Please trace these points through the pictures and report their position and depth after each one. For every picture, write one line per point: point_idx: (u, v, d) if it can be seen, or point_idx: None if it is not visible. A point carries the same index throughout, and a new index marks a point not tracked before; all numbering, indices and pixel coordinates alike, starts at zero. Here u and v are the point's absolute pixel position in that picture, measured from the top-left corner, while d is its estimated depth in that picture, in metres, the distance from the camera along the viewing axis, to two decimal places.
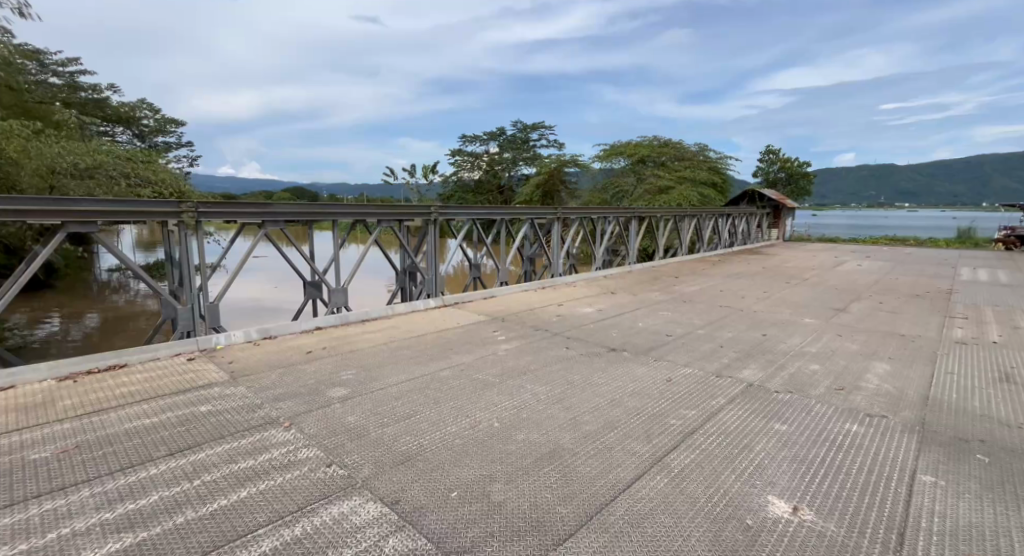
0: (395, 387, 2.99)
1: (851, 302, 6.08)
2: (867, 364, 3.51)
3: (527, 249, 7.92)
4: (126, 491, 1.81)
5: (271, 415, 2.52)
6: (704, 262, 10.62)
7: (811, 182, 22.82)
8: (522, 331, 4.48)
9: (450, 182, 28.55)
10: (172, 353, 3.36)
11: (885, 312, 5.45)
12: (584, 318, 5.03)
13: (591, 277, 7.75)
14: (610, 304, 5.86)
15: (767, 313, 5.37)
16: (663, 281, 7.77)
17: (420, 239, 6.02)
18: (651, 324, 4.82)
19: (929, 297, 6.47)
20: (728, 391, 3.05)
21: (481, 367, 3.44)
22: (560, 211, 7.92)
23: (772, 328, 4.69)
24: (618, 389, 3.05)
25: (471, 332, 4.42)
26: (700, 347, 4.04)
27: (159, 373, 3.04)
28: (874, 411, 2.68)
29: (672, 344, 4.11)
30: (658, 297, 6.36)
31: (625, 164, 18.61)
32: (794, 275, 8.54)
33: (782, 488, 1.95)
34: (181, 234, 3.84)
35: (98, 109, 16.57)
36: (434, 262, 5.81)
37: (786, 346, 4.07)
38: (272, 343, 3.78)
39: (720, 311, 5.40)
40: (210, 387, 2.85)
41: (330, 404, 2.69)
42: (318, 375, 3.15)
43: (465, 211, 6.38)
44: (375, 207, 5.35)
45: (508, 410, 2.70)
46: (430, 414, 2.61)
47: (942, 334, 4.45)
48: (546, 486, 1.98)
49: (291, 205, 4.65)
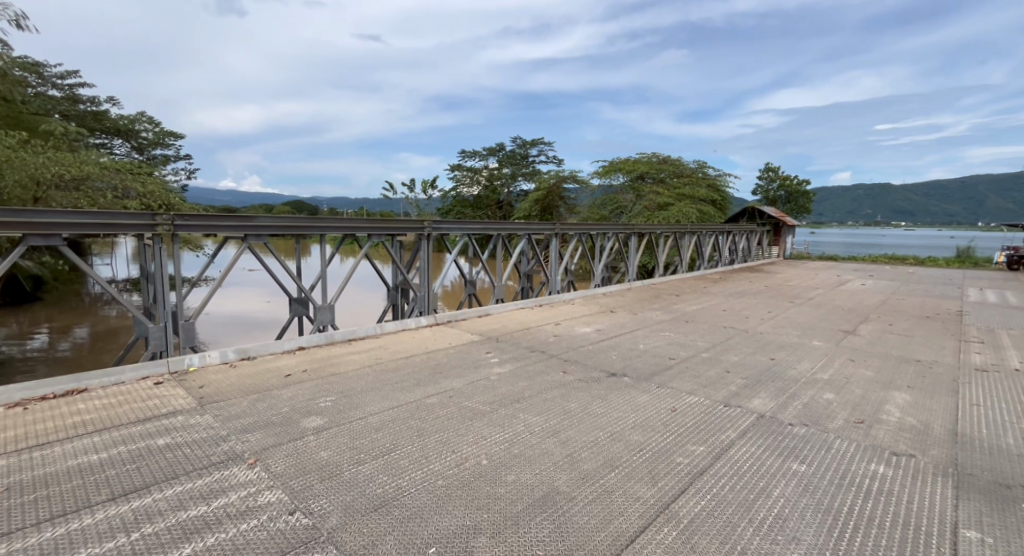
0: (376, 417, 2.75)
1: (860, 324, 5.86)
2: (886, 394, 3.29)
3: (525, 266, 7.70)
4: (52, 547, 1.57)
5: (235, 449, 2.27)
6: (704, 280, 10.46)
7: (811, 200, 22.82)
8: (517, 352, 4.24)
9: (450, 198, 28.55)
10: (139, 376, 3.12)
11: (896, 335, 5.23)
12: (583, 339, 4.79)
13: (590, 295, 7.55)
14: (609, 323, 5.64)
15: (773, 335, 5.16)
16: (663, 300, 7.56)
17: (413, 255, 5.78)
18: (653, 346, 4.59)
19: (938, 318, 6.28)
20: (738, 423, 2.81)
21: (471, 394, 3.19)
22: (557, 227, 7.72)
23: (779, 351, 4.46)
24: (619, 421, 2.81)
25: (463, 353, 4.19)
26: (705, 372, 3.81)
27: (121, 399, 2.79)
28: (900, 449, 2.45)
29: (675, 368, 3.88)
30: (660, 316, 6.14)
31: (624, 181, 18.57)
32: (798, 295, 8.35)
33: (809, 546, 1.72)
34: (155, 249, 3.58)
35: (96, 122, 16.33)
36: (427, 278, 5.59)
37: (797, 373, 3.84)
38: (249, 365, 3.53)
39: (725, 332, 5.18)
40: (173, 415, 2.59)
41: (303, 437, 2.45)
42: (293, 402, 2.90)
43: (460, 225, 6.16)
44: (366, 222, 5.12)
45: (498, 444, 2.46)
46: (412, 449, 2.37)
47: (959, 360, 4.24)
48: (538, 540, 1.74)
49: (274, 217, 4.40)
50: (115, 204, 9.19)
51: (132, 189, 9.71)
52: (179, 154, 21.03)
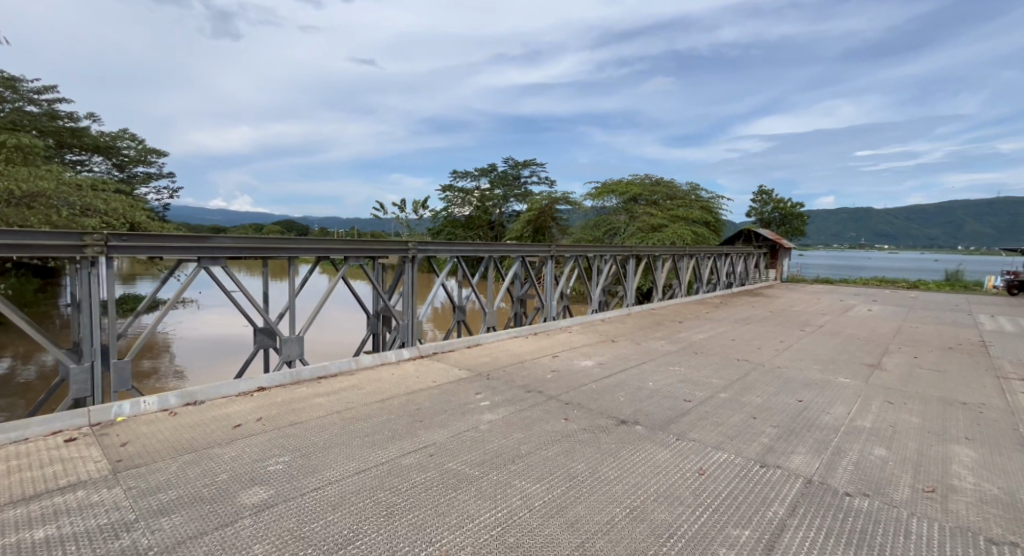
0: (337, 487, 2.20)
1: (883, 356, 5.42)
2: (946, 451, 2.82)
3: (518, 289, 7.19)
4: None
5: (140, 545, 1.71)
6: (705, 305, 10.04)
7: (805, 223, 22.67)
8: (510, 393, 3.70)
9: (440, 218, 28.26)
10: (47, 432, 2.53)
11: (927, 371, 4.80)
12: (585, 376, 4.26)
13: (588, 321, 7.06)
14: (610, 355, 5.13)
15: (794, 370, 4.66)
16: (666, 327, 7.06)
17: (395, 278, 5.24)
18: (663, 384, 4.07)
19: (962, 350, 5.88)
20: (783, 493, 2.30)
21: (457, 451, 2.66)
22: (553, 248, 7.22)
23: (806, 391, 3.97)
24: (638, 492, 2.29)
25: (448, 394, 3.65)
26: (727, 419, 3.30)
27: (13, 466, 2.20)
28: (998, 537, 1.97)
29: (693, 414, 3.37)
30: (665, 347, 5.63)
31: (617, 202, 18.21)
32: (807, 322, 7.91)
33: None
34: (81, 275, 2.96)
35: (76, 139, 15.55)
36: (411, 304, 5.04)
37: (833, 419, 3.35)
38: (193, 412, 2.96)
39: (740, 367, 4.68)
40: (70, 490, 2.01)
41: (237, 520, 1.90)
42: (235, 464, 2.33)
43: (447, 247, 5.63)
44: (342, 243, 4.56)
45: (490, 530, 1.93)
46: (380, 540, 1.84)
47: (1009, 403, 3.80)
48: None
49: (234, 237, 3.81)
50: (70, 223, 8.80)
51: (92, 207, 9.39)
52: (160, 171, 20.26)
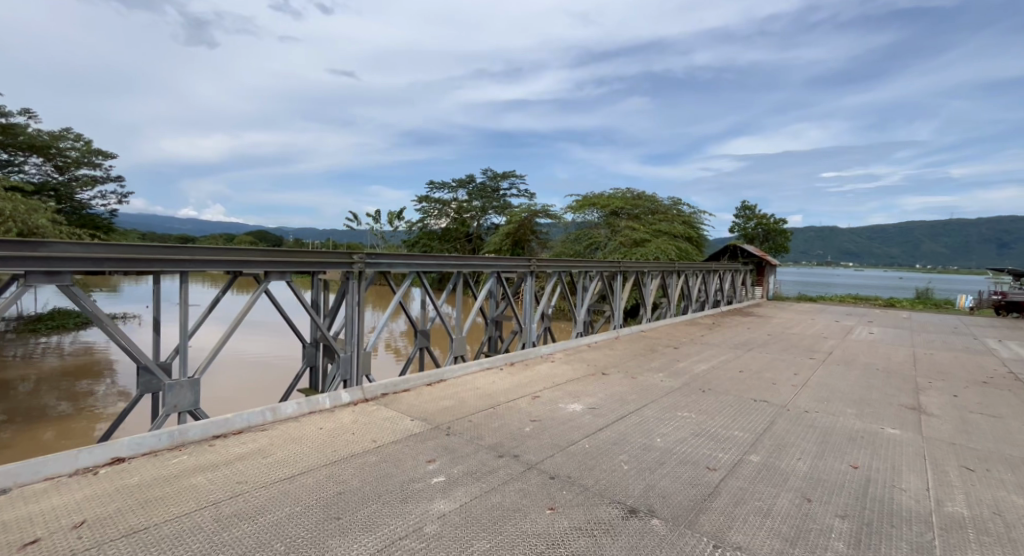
0: None
1: (919, 395, 4.60)
2: None
3: (492, 310, 6.18)
4: None
5: None
6: (696, 326, 9.23)
7: (788, 239, 22.31)
8: (477, 460, 2.73)
9: (416, 229, 27.36)
10: None
11: (980, 417, 3.98)
12: (574, 429, 3.29)
13: (572, 349, 6.13)
14: (603, 395, 4.18)
15: (827, 417, 3.79)
16: (661, 354, 6.17)
17: (337, 298, 4.20)
18: (676, 440, 3.15)
19: (1000, 386, 5.10)
20: None
21: None
22: (533, 263, 6.30)
23: (856, 451, 3.08)
24: None
25: (391, 462, 2.66)
26: (774, 503, 2.38)
27: None
28: None
29: (726, 495, 2.44)
30: (666, 381, 4.72)
31: (598, 216, 17.51)
32: (813, 347, 7.12)
33: None
34: None
35: (8, 137, 14.17)
36: (356, 332, 4.02)
37: (912, 499, 2.46)
38: None
39: (762, 413, 3.78)
40: None
41: None
42: None
43: (405, 261, 4.62)
44: (263, 254, 3.52)
45: None
46: None
47: None
48: None
49: (90, 245, 2.73)
50: None
51: None
52: (109, 175, 18.77)
